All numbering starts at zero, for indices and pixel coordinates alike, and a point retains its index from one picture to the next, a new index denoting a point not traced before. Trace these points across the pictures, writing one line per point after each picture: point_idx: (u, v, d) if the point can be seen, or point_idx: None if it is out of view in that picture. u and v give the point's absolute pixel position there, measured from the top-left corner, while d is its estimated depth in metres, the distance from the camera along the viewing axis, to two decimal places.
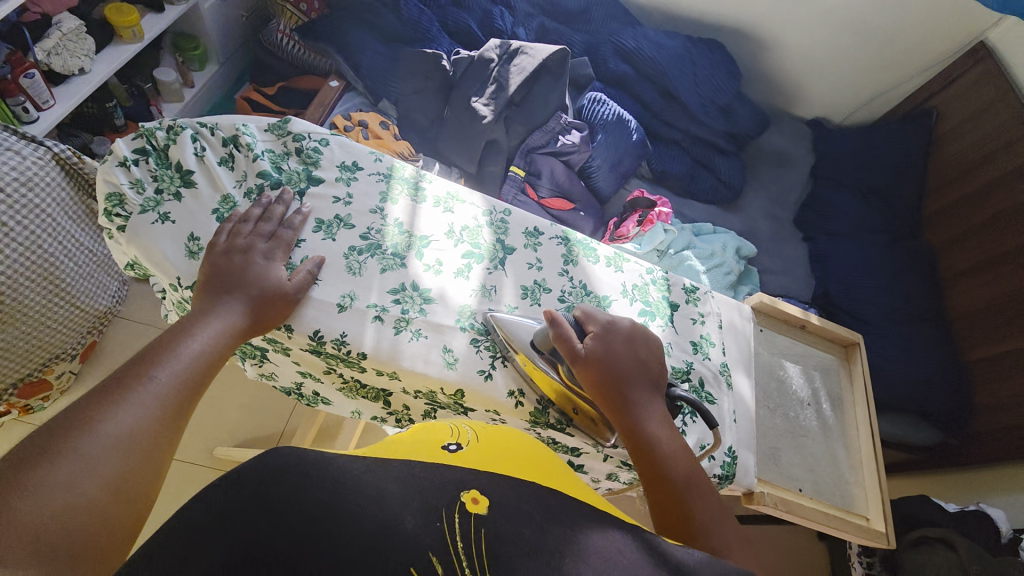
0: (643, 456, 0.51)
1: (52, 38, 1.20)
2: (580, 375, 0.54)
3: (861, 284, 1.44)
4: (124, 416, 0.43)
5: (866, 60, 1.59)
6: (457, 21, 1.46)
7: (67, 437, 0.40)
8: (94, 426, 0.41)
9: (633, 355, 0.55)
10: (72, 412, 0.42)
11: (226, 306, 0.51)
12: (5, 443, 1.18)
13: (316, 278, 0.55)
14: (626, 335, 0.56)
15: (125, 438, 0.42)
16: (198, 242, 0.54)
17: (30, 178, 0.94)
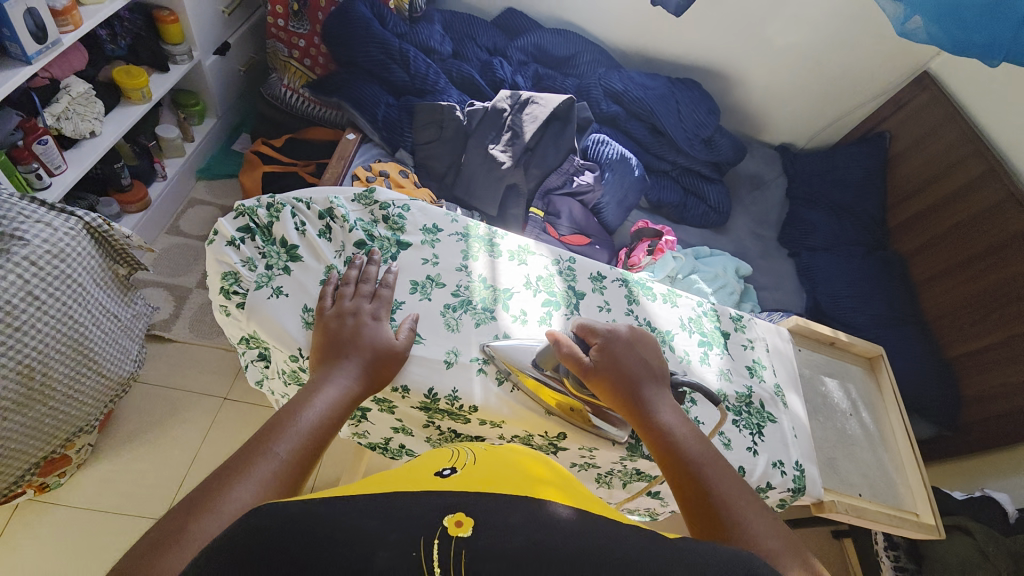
0: (659, 449, 0.53)
1: (61, 102, 1.18)
2: (591, 384, 0.57)
3: (845, 293, 1.54)
4: (246, 493, 0.41)
5: (827, 90, 1.76)
6: (462, 73, 1.53)
7: (196, 518, 0.38)
8: (216, 506, 0.39)
9: (638, 355, 0.59)
10: (201, 488, 0.40)
11: (343, 372, 0.52)
12: (21, 528, 1.10)
13: (416, 335, 0.59)
14: (626, 341, 0.59)
15: (247, 518, 0.39)
16: (311, 312, 0.58)
17: (62, 249, 0.93)
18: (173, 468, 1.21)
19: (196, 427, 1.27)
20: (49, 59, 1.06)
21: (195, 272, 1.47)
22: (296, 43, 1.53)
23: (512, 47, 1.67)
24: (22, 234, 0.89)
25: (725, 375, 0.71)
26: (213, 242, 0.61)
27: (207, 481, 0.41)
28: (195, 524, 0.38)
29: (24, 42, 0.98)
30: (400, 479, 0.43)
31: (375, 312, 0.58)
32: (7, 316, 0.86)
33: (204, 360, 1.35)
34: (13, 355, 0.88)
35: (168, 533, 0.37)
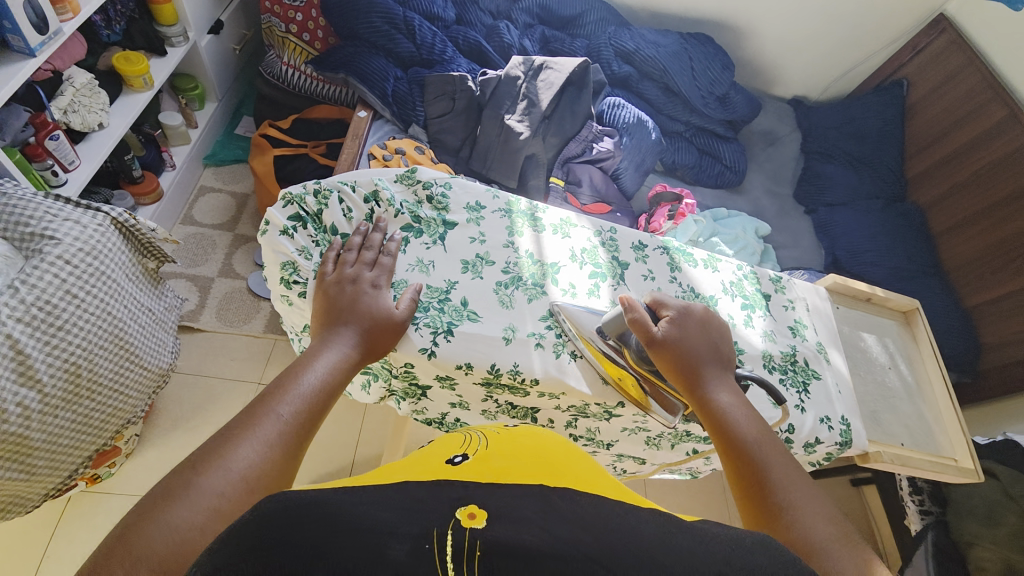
0: (718, 429, 0.56)
1: (65, 95, 1.15)
2: (656, 355, 0.59)
3: (865, 247, 1.53)
4: (249, 451, 0.41)
5: (842, 38, 1.70)
6: (468, 39, 1.47)
7: (202, 472, 0.39)
8: (221, 463, 0.40)
9: (707, 336, 0.61)
10: (207, 444, 0.41)
11: (341, 340, 0.53)
12: (75, 519, 1.12)
13: (417, 303, 0.59)
14: (698, 320, 0.62)
15: (250, 473, 0.40)
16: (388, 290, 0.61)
17: (93, 246, 0.92)
18: None
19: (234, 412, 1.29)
20: (52, 50, 1.02)
21: (214, 261, 1.47)
22: (293, 17, 1.46)
23: (517, 8, 1.60)
24: (53, 233, 0.89)
25: (769, 336, 0.72)
26: (267, 232, 0.61)
27: (212, 439, 0.41)
28: (202, 477, 0.38)
29: (27, 34, 0.95)
30: (417, 470, 0.47)
31: (374, 280, 0.58)
32: (48, 316, 0.85)
33: (233, 348, 1.37)
34: (58, 352, 0.87)
35: (177, 485, 0.38)
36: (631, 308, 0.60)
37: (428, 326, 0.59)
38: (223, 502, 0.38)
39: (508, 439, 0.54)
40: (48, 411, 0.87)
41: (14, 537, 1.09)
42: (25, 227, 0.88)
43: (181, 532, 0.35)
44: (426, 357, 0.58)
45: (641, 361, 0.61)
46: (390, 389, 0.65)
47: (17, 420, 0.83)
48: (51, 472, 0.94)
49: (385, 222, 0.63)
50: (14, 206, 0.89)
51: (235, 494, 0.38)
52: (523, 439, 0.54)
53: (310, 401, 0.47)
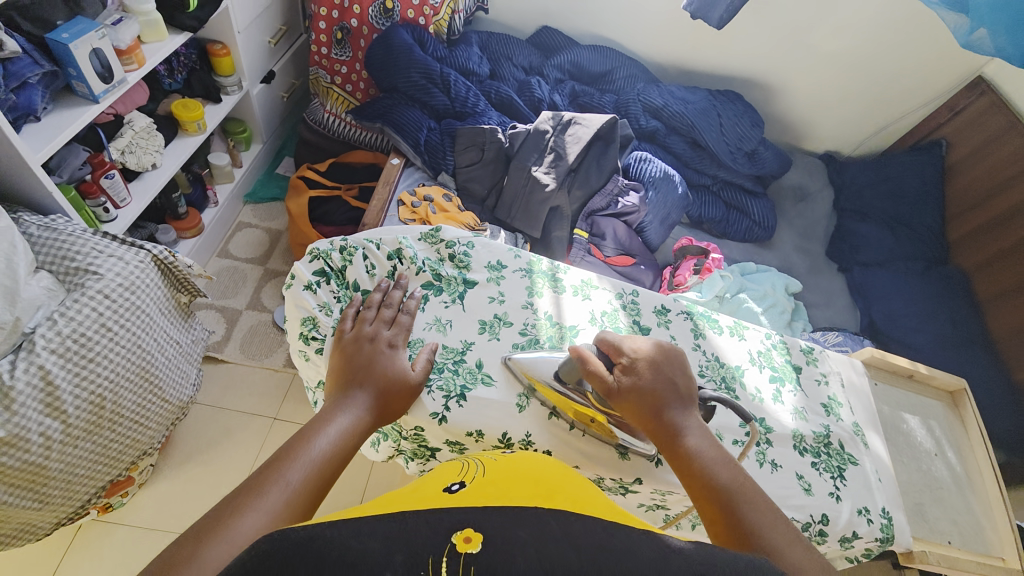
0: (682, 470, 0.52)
1: (125, 137, 1.24)
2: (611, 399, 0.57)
3: (903, 312, 1.46)
4: (252, 523, 0.40)
5: (872, 98, 1.69)
6: (500, 94, 1.53)
7: (205, 546, 0.37)
8: (225, 536, 0.38)
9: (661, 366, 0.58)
10: (213, 514, 0.40)
11: (354, 402, 0.52)
12: (83, 548, 1.12)
13: (433, 363, 0.60)
14: (650, 358, 0.58)
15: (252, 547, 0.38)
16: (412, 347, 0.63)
17: (133, 281, 0.96)
18: (227, 490, 1.23)
19: (247, 447, 1.29)
20: (115, 96, 1.11)
21: (244, 294, 1.52)
22: (338, 70, 1.58)
23: (549, 65, 1.68)
24: (96, 268, 0.94)
25: (800, 414, 0.68)
26: (291, 287, 0.64)
27: (217, 508, 0.40)
28: (205, 552, 0.37)
29: (92, 82, 1.04)
30: (413, 497, 0.44)
31: (392, 339, 0.59)
32: (80, 348, 0.88)
33: (253, 381, 1.39)
34: (86, 383, 0.89)
35: (178, 560, 0.36)
36: (579, 354, 0.58)
37: (441, 390, 0.60)
38: None
39: (507, 465, 0.51)
40: (69, 441, 0.88)
41: (22, 562, 1.09)
42: (72, 261, 0.93)
43: None
44: (437, 421, 0.58)
45: (600, 403, 0.58)
46: (399, 448, 0.65)
47: (39, 450, 0.84)
48: (64, 502, 0.94)
49: (406, 279, 0.66)
50: (64, 241, 0.95)
51: None
52: (525, 466, 0.51)
53: (320, 467, 0.46)
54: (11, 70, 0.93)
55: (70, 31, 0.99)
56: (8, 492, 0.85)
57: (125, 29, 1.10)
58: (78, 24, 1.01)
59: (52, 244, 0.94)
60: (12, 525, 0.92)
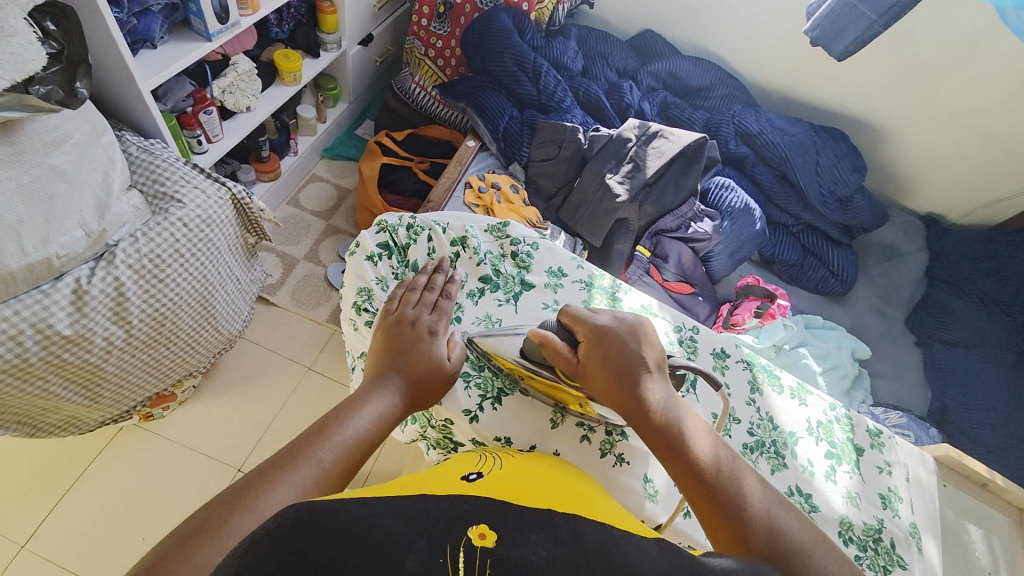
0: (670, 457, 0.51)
1: (228, 77, 1.30)
2: (580, 376, 0.56)
3: (982, 405, 1.28)
4: (281, 495, 0.40)
5: (996, 165, 1.50)
6: (588, 93, 1.48)
7: (237, 513, 0.38)
8: (254, 505, 0.39)
9: (626, 344, 0.56)
10: (247, 480, 0.41)
11: (389, 387, 0.52)
12: (123, 446, 1.22)
13: (463, 354, 0.60)
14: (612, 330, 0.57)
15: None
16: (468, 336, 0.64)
17: (210, 215, 1.02)
18: (254, 424, 1.29)
19: (279, 389, 1.35)
20: (226, 37, 1.17)
21: (304, 244, 1.57)
22: (433, 43, 1.58)
23: (644, 71, 1.61)
24: (180, 197, 0.99)
25: (853, 500, 0.62)
26: (355, 254, 0.68)
27: (250, 476, 0.41)
28: (236, 518, 0.38)
29: (208, 20, 1.09)
30: (430, 481, 0.42)
31: (433, 325, 0.59)
32: (154, 268, 0.94)
33: (296, 327, 1.44)
34: (152, 301, 0.95)
35: (210, 523, 0.38)
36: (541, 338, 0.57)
37: (478, 388, 0.61)
38: None
39: (523, 466, 0.49)
40: (128, 350, 0.95)
41: (69, 447, 1.20)
42: (160, 187, 1.00)
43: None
44: (468, 419, 0.60)
45: (568, 380, 0.58)
46: (423, 433, 0.66)
47: (100, 352, 0.91)
48: (114, 403, 1.02)
49: (447, 263, 0.66)
50: (158, 167, 1.02)
51: None
52: (543, 471, 0.49)
53: (352, 449, 0.46)
54: None
55: None
56: (65, 385, 0.91)
57: None
58: None
59: (146, 168, 1.01)
60: (62, 417, 1.00)
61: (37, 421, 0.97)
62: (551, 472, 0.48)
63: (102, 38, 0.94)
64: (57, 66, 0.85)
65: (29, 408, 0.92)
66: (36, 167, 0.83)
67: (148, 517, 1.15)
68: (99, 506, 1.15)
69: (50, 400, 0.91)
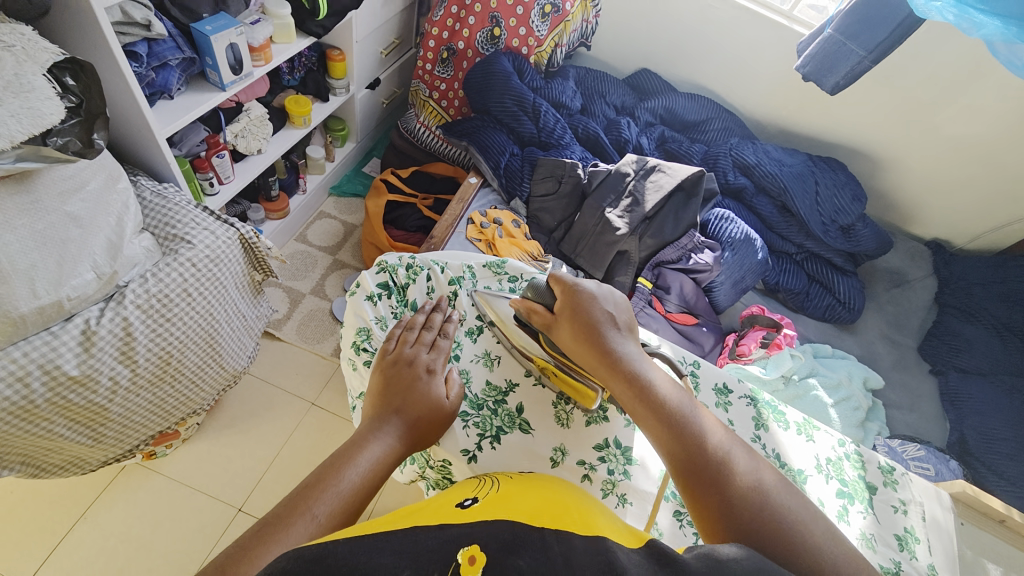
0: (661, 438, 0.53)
1: (241, 123, 1.37)
2: (566, 344, 0.63)
3: (1002, 434, 1.23)
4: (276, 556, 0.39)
5: (996, 189, 1.50)
6: (587, 129, 1.52)
7: None
8: (248, 569, 0.38)
9: (604, 311, 0.63)
10: (242, 542, 0.40)
11: (386, 431, 0.52)
12: (124, 487, 1.21)
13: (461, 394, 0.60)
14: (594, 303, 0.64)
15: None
16: (467, 374, 0.65)
17: (219, 253, 1.04)
18: (256, 461, 1.28)
19: (282, 425, 1.34)
20: (240, 87, 1.23)
21: (310, 279, 1.60)
22: (437, 86, 1.65)
23: (641, 107, 1.66)
24: (190, 238, 1.02)
25: (868, 541, 0.61)
26: (355, 294, 0.69)
27: (243, 538, 0.40)
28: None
29: (222, 72, 1.15)
30: (425, 511, 0.42)
31: (430, 363, 0.59)
32: (161, 307, 0.96)
33: (301, 362, 1.44)
34: (159, 339, 0.96)
35: None
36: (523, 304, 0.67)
37: (477, 427, 0.61)
38: None
39: (523, 486, 0.48)
40: (132, 389, 0.96)
41: (69, 487, 1.19)
42: (171, 229, 1.03)
43: None
44: (466, 459, 0.59)
45: (552, 346, 0.65)
46: (422, 474, 0.65)
47: (105, 392, 0.91)
48: (116, 443, 1.02)
49: (446, 302, 0.67)
50: (171, 211, 1.05)
51: None
52: (544, 489, 0.48)
53: (350, 499, 0.45)
54: (154, 51, 1.05)
55: (213, 24, 1.10)
56: (69, 426, 0.91)
57: (259, 29, 1.21)
58: (221, 19, 1.12)
59: (159, 211, 1.05)
60: (64, 457, 0.99)
61: (39, 461, 0.96)
62: (550, 488, 0.48)
63: (122, 90, 0.99)
64: (76, 119, 0.86)
65: (31, 449, 0.92)
66: (51, 213, 0.85)
67: (145, 561, 1.13)
68: (95, 551, 1.13)
69: (52, 441, 0.91)
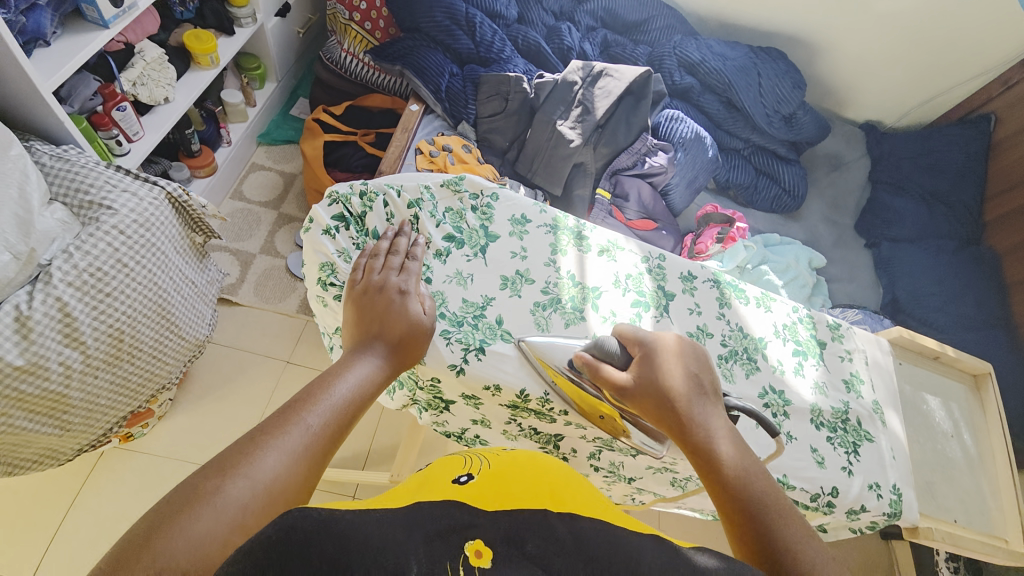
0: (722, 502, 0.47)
1: (136, 68, 1.20)
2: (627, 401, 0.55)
3: (929, 291, 1.37)
4: (276, 462, 0.39)
5: (925, 63, 1.55)
6: (527, 39, 1.43)
7: (228, 480, 0.37)
8: (244, 471, 0.38)
9: (686, 370, 0.55)
10: (235, 448, 0.40)
11: (371, 352, 0.52)
12: (107, 471, 1.18)
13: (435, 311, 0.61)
14: (672, 352, 0.57)
15: (274, 485, 0.38)
16: (442, 295, 0.65)
17: (147, 217, 0.95)
18: (241, 425, 1.27)
19: (262, 386, 1.32)
20: (125, 22, 1.06)
21: (258, 237, 1.51)
22: (357, 5, 1.47)
23: (580, 10, 1.56)
24: (111, 203, 0.93)
25: (821, 389, 0.69)
26: (310, 230, 0.66)
27: (237, 443, 0.40)
28: (225, 486, 0.37)
29: (101, 5, 0.98)
30: (420, 489, 0.43)
31: (402, 285, 0.59)
32: (97, 282, 0.89)
33: (267, 323, 1.40)
34: (104, 317, 0.90)
35: (202, 489, 0.37)
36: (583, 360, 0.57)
37: (460, 343, 0.62)
38: (246, 514, 0.37)
39: (510, 459, 0.49)
40: (89, 371, 0.90)
41: (51, 481, 1.15)
42: (85, 195, 0.93)
43: (199, 542, 0.34)
44: (454, 373, 0.61)
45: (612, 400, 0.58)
46: (413, 397, 0.68)
47: (60, 378, 0.87)
48: (86, 429, 0.98)
49: (409, 226, 0.65)
50: (77, 174, 0.94)
51: (258, 506, 0.37)
52: (533, 466, 0.48)
53: (342, 410, 0.45)
54: None
55: None
56: (29, 417, 0.87)
57: None
58: None
59: (64, 176, 0.93)
60: (36, 450, 0.95)
61: (11, 458, 0.93)
62: (537, 465, 0.48)
63: None
64: None
65: None
66: None
67: None
68: (95, 535, 1.12)
69: (17, 435, 0.87)
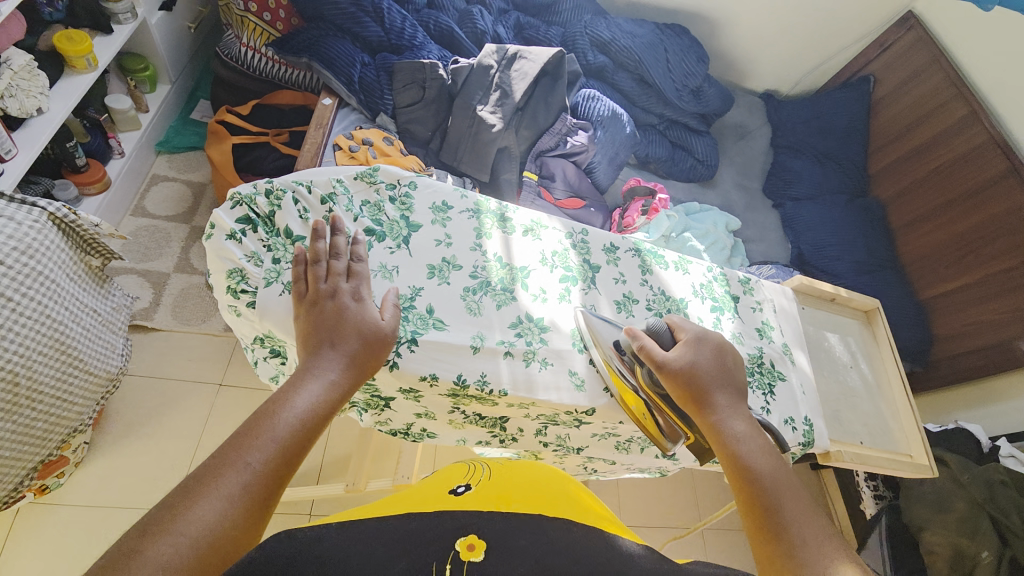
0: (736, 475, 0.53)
1: (4, 78, 1.05)
2: (665, 379, 0.60)
3: (828, 242, 1.51)
4: (210, 512, 0.37)
5: (810, 32, 1.69)
6: (439, 25, 1.40)
7: (153, 539, 0.35)
8: (175, 527, 0.36)
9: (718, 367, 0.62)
10: (167, 503, 0.37)
11: (327, 367, 0.51)
12: (19, 532, 1.06)
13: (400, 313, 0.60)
14: (715, 347, 0.63)
15: (207, 537, 0.36)
16: None
17: (31, 245, 0.84)
18: (174, 458, 1.18)
19: (192, 414, 1.23)
20: None
21: (169, 255, 1.38)
22: None
23: None
24: None
25: (737, 339, 0.75)
26: (213, 236, 0.63)
27: (172, 494, 0.38)
28: (152, 545, 0.35)
29: None
30: (419, 499, 0.45)
31: (353, 294, 0.57)
32: None
33: (189, 347, 1.30)
34: None
35: (123, 552, 0.34)
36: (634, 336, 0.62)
37: None
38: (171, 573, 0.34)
39: (512, 471, 0.52)
40: None
41: None
42: None
43: None
44: (389, 368, 0.60)
45: (647, 380, 0.63)
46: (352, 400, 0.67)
47: None
48: None
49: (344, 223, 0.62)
50: None
51: (187, 563, 0.35)
52: (530, 474, 0.52)
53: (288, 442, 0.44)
54: None
55: None
56: None
57: None
58: None
59: None
60: None
61: None
62: (535, 476, 0.51)
63: None
64: None
65: None
66: None
67: None
68: None
69: None
